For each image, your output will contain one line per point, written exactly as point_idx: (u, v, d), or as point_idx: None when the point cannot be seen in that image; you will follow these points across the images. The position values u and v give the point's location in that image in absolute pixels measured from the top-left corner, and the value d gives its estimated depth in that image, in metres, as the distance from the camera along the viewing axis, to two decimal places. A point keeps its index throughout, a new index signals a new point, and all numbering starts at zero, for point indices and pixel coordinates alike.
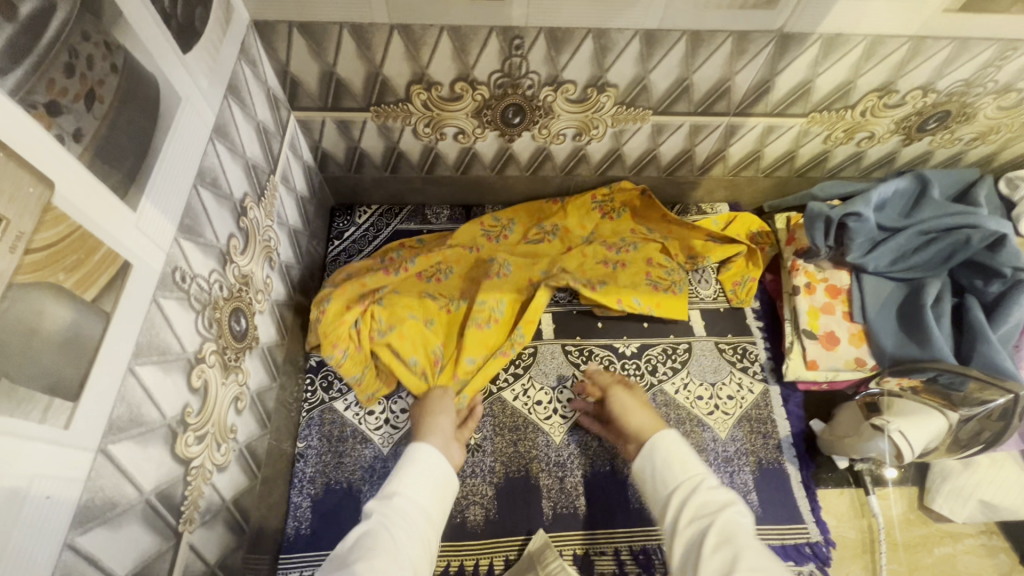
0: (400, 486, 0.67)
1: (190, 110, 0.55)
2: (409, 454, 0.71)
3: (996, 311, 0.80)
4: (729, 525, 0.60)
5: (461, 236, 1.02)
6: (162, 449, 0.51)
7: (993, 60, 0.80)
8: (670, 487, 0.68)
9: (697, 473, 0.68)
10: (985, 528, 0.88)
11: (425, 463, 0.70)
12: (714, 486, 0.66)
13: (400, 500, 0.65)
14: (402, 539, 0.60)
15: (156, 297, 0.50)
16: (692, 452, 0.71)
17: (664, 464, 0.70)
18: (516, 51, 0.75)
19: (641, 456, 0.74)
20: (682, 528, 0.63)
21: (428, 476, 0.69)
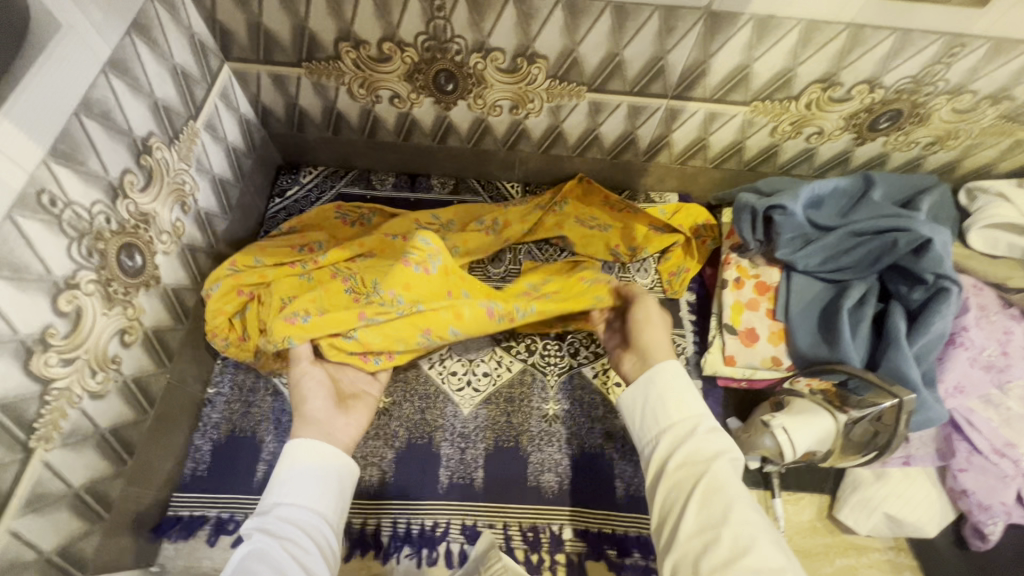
0: (285, 495, 0.62)
1: (76, 41, 0.55)
2: (284, 461, 0.65)
3: (919, 319, 0.77)
4: (719, 474, 0.56)
5: (388, 229, 0.96)
6: (10, 364, 0.52)
7: (941, 56, 0.76)
8: (661, 425, 0.63)
9: (694, 414, 0.63)
10: (895, 544, 0.85)
11: (306, 462, 0.65)
12: (711, 429, 0.61)
13: (284, 510, 0.60)
14: (286, 550, 0.55)
15: (11, 214, 0.51)
16: (691, 392, 0.64)
17: (659, 402, 0.64)
18: (438, 12, 0.75)
19: (637, 384, 0.67)
20: (668, 471, 0.59)
21: (316, 476, 0.64)
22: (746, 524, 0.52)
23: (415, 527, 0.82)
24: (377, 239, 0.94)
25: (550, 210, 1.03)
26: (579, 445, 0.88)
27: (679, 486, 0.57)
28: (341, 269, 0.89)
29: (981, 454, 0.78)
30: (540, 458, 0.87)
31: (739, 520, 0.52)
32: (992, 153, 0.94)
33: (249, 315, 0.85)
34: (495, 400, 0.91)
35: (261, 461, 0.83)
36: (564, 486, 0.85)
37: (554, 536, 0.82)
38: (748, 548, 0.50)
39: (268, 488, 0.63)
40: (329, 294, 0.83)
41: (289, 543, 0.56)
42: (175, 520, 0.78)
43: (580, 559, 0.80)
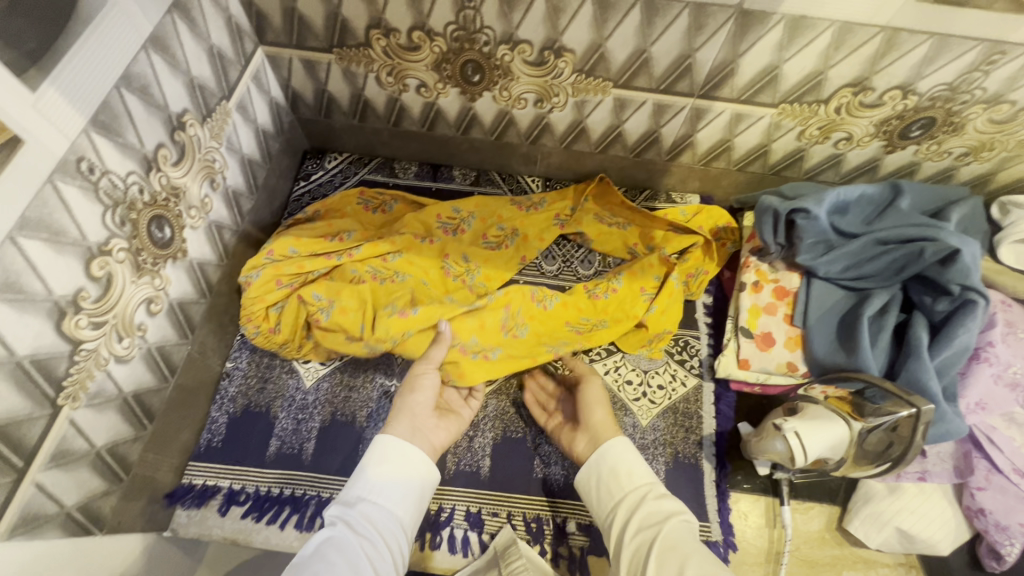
0: (368, 492, 0.60)
1: (121, 16, 0.58)
2: (377, 454, 0.63)
3: (942, 331, 0.75)
4: (671, 531, 0.53)
5: (414, 224, 0.99)
6: (44, 322, 0.54)
7: (978, 63, 0.74)
8: (616, 497, 0.61)
9: (644, 482, 0.61)
10: (906, 561, 0.83)
11: (394, 462, 0.63)
12: (661, 494, 0.59)
13: (369, 507, 0.59)
14: (366, 553, 0.54)
15: (51, 178, 0.53)
16: (641, 460, 0.63)
17: (611, 473, 0.62)
18: (468, 3, 0.75)
19: (589, 462, 0.65)
20: (627, 541, 0.56)
21: (399, 480, 0.62)
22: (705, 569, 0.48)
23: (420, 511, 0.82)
24: (408, 240, 0.95)
25: (572, 219, 1.03)
26: None
27: (640, 551, 0.54)
28: (380, 273, 0.92)
29: (1001, 474, 0.76)
30: (548, 451, 0.87)
31: (697, 568, 0.48)
32: None
33: (286, 307, 0.87)
34: (506, 391, 0.91)
35: (274, 436, 0.85)
36: (570, 480, 0.85)
37: (558, 529, 0.82)
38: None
39: (355, 477, 0.62)
40: (397, 303, 0.89)
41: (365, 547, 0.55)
42: (189, 488, 0.81)
43: (583, 554, 0.81)
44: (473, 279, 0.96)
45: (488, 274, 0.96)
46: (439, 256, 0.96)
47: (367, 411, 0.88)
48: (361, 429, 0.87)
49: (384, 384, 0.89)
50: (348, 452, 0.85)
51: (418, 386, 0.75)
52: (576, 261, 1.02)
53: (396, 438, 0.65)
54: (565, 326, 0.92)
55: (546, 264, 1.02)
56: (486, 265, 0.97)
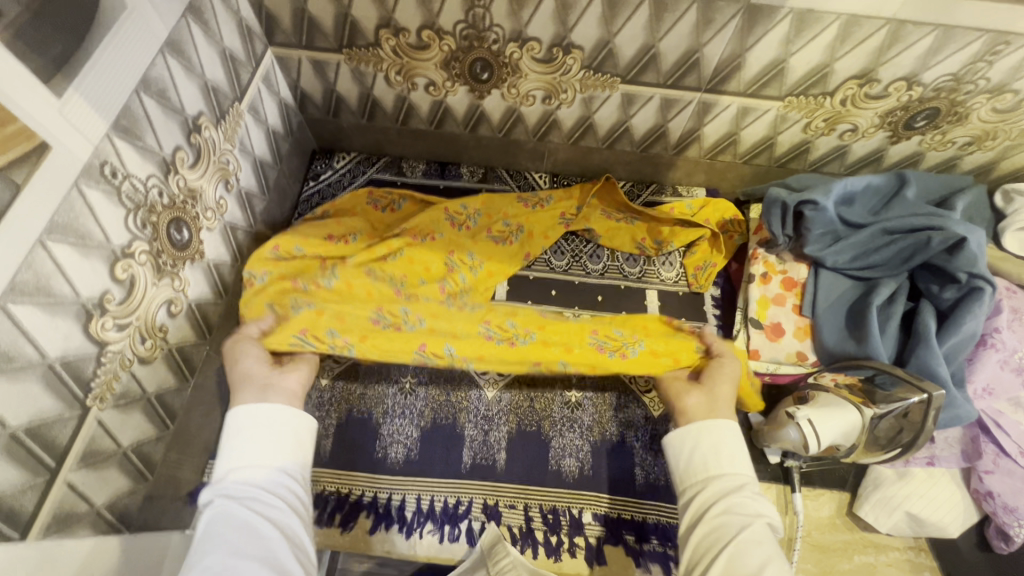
0: (239, 462, 0.59)
1: (139, 22, 0.58)
2: (236, 424, 0.61)
3: (950, 318, 0.76)
4: (760, 528, 0.55)
5: (419, 224, 0.97)
6: (72, 324, 0.55)
7: (982, 54, 0.75)
8: (708, 473, 0.62)
9: (744, 473, 0.61)
10: (915, 544, 0.85)
11: (258, 422, 0.61)
12: (757, 491, 0.60)
13: (249, 470, 0.58)
14: (254, 511, 0.54)
15: (77, 182, 0.53)
16: (744, 451, 0.63)
17: (711, 449, 0.63)
18: (478, 2, 0.76)
19: (687, 429, 0.65)
20: (708, 517, 0.58)
21: (275, 432, 0.61)
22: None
23: (439, 504, 0.84)
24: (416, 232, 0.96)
25: (576, 217, 1.03)
26: (599, 433, 0.89)
27: (718, 532, 0.56)
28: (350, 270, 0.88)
29: (1008, 457, 0.77)
30: (562, 443, 0.88)
31: (777, 573, 0.51)
32: None
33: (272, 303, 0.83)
34: (519, 385, 0.92)
35: None
36: (584, 472, 0.87)
37: (574, 520, 0.83)
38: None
39: (221, 453, 0.60)
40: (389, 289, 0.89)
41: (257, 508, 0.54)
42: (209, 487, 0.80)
43: (599, 543, 0.82)
44: (476, 274, 0.96)
45: (490, 271, 0.97)
46: (443, 250, 0.95)
47: (383, 408, 0.90)
48: (378, 425, 0.89)
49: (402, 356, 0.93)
50: (366, 446, 0.87)
51: (242, 357, 0.71)
52: (585, 256, 1.03)
53: (246, 404, 0.63)
54: (585, 338, 0.81)
55: (555, 259, 1.03)
56: (490, 262, 0.97)
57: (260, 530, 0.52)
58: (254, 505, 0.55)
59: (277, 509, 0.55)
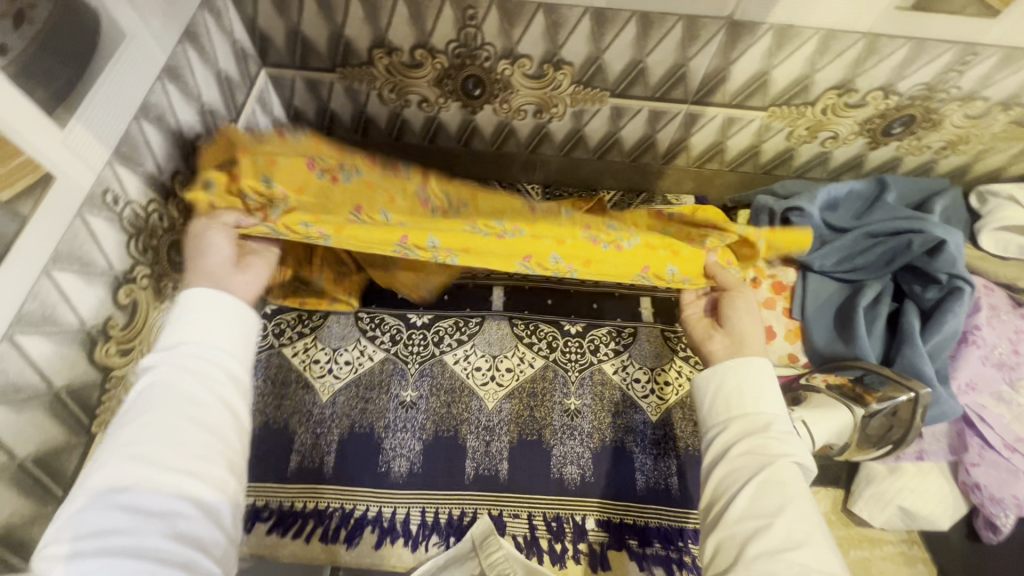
0: (185, 334, 0.52)
1: (138, 49, 0.59)
2: (193, 297, 0.54)
3: (932, 318, 0.79)
4: (785, 469, 0.53)
5: None
6: (77, 351, 0.55)
7: (953, 64, 0.79)
8: (732, 415, 0.59)
9: (771, 412, 0.58)
10: (907, 537, 0.88)
11: (205, 305, 0.54)
12: (785, 430, 0.57)
13: (190, 349, 0.51)
14: (196, 391, 0.49)
15: (81, 211, 0.54)
16: (773, 390, 0.60)
17: (734, 391, 0.60)
18: (470, 21, 0.78)
19: (713, 370, 0.62)
20: (732, 456, 0.56)
21: (224, 322, 0.54)
22: (803, 520, 0.50)
23: (443, 516, 0.85)
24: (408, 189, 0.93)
25: None
26: (599, 439, 0.91)
27: (738, 471, 0.54)
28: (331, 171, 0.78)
29: (994, 450, 0.80)
30: (563, 451, 0.90)
31: (796, 516, 0.50)
32: (1002, 158, 0.97)
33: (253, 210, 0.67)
34: (518, 395, 0.93)
35: (294, 452, 0.87)
36: (586, 478, 0.88)
37: (577, 526, 0.85)
38: (803, 545, 0.47)
39: (170, 322, 0.53)
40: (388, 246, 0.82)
41: (182, 402, 0.48)
42: None
43: (602, 549, 0.83)
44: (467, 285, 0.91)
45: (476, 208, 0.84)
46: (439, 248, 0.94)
47: (384, 422, 0.90)
48: (380, 440, 0.89)
49: (401, 367, 0.95)
50: (369, 461, 0.88)
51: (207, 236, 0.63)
52: None
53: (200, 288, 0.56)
54: (578, 232, 0.76)
55: None
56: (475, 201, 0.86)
57: (181, 431, 0.46)
58: (184, 392, 0.49)
59: (205, 407, 0.49)
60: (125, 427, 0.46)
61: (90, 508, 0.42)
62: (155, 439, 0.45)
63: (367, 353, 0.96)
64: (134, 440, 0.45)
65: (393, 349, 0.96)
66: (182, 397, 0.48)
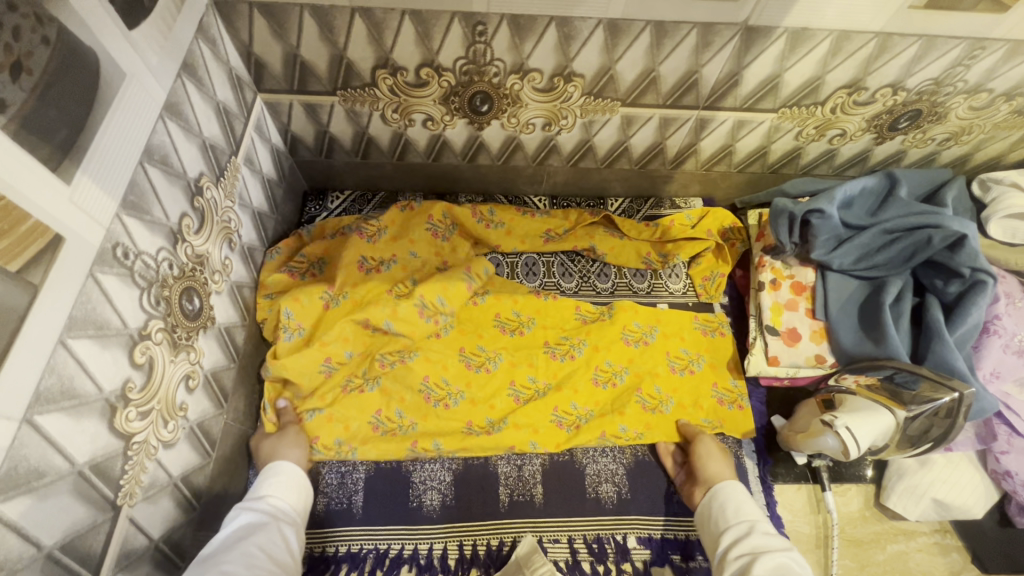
0: (265, 489, 0.71)
1: (138, 89, 0.54)
2: (276, 465, 0.75)
3: (956, 311, 0.80)
4: (782, 563, 0.64)
5: (422, 245, 0.97)
6: (98, 424, 0.51)
7: (963, 58, 0.79)
8: (726, 528, 0.73)
9: (752, 519, 0.73)
10: (940, 527, 0.89)
11: (286, 470, 0.75)
12: (767, 530, 0.70)
13: (271, 501, 0.70)
14: (269, 539, 0.64)
15: (92, 271, 0.50)
16: (749, 501, 0.76)
17: (721, 508, 0.76)
18: (479, 37, 0.75)
19: (704, 499, 0.80)
20: (730, 558, 0.69)
21: (295, 482, 0.74)
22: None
23: (482, 548, 0.82)
24: (423, 265, 0.96)
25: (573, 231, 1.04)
26: (631, 454, 0.89)
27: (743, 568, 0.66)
28: (357, 370, 0.88)
29: (1021, 436, 0.81)
30: (596, 469, 0.88)
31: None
32: (1001, 146, 0.99)
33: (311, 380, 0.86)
34: None
35: (320, 494, 0.84)
36: (622, 495, 0.86)
37: (619, 546, 0.83)
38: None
39: (254, 487, 0.72)
40: (420, 379, 0.88)
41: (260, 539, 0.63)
42: None
43: (646, 567, 0.82)
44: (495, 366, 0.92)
45: (511, 363, 0.92)
46: (489, 317, 0.95)
47: (411, 454, 0.87)
48: (408, 473, 0.86)
49: None
50: (399, 497, 0.84)
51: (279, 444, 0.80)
52: (593, 276, 1.03)
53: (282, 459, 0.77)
54: (550, 414, 0.89)
55: (564, 281, 1.02)
56: (508, 353, 0.93)
57: (260, 558, 0.60)
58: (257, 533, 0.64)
59: (274, 541, 0.64)
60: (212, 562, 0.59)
61: None
62: (240, 561, 0.59)
63: None
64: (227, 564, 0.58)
65: None
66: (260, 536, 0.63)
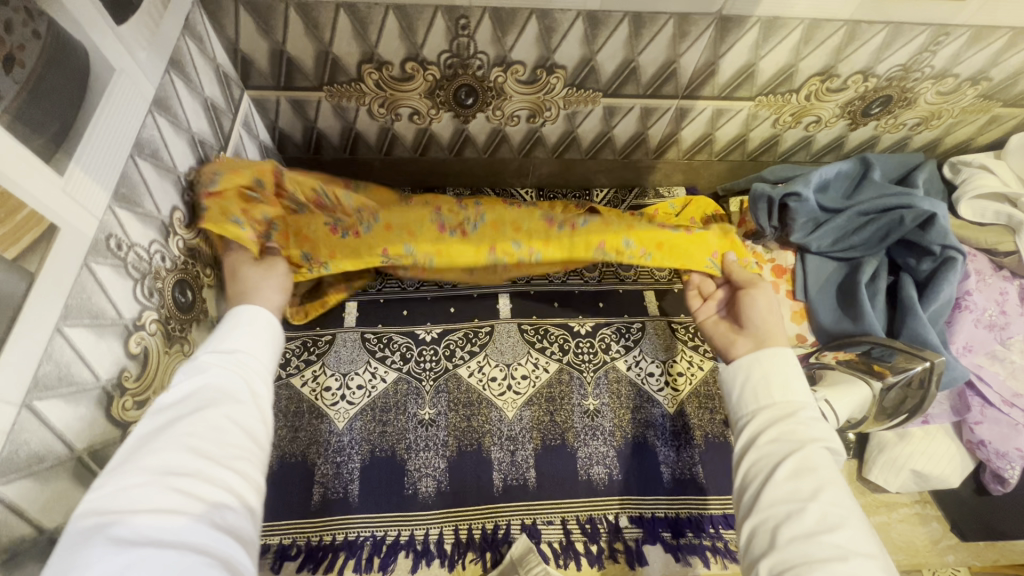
0: (232, 341, 0.56)
1: (128, 84, 0.56)
2: (245, 312, 0.60)
3: (929, 288, 0.83)
4: (812, 457, 0.53)
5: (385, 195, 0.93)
6: (96, 411, 0.52)
7: (928, 44, 0.82)
8: (760, 406, 0.60)
9: (796, 400, 0.59)
10: (920, 498, 0.92)
11: (250, 319, 0.60)
12: (811, 416, 0.57)
13: (242, 356, 0.56)
14: (238, 402, 0.52)
15: (87, 260, 0.51)
16: (799, 378, 0.60)
17: (761, 382, 0.61)
18: (462, 31, 0.77)
19: (739, 362, 0.64)
20: (759, 445, 0.57)
21: (265, 338, 0.59)
22: (837, 505, 0.49)
23: (478, 532, 0.84)
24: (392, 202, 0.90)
25: None
26: (622, 436, 0.91)
27: (768, 457, 0.55)
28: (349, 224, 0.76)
29: (993, 407, 0.84)
30: (588, 452, 0.90)
31: (830, 500, 0.50)
32: (970, 130, 1.03)
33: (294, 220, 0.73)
34: (537, 401, 0.93)
35: (316, 484, 0.85)
36: (613, 477, 0.88)
37: (611, 525, 0.85)
38: (836, 529, 0.48)
39: (217, 333, 0.57)
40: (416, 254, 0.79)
41: (228, 402, 0.51)
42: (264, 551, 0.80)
43: (638, 545, 0.84)
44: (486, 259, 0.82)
45: (495, 223, 0.80)
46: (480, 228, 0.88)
47: (405, 443, 0.88)
48: (403, 461, 0.87)
49: (416, 385, 0.93)
50: (395, 484, 0.86)
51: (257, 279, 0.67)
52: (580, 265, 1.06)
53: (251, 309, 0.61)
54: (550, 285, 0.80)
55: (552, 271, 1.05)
56: (492, 211, 0.81)
57: (233, 434, 0.49)
58: (221, 393, 0.51)
59: (241, 403, 0.52)
60: (163, 440, 0.46)
61: (147, 484, 0.43)
62: (208, 433, 0.47)
63: (379, 375, 0.94)
64: (188, 429, 0.47)
65: (405, 368, 0.95)
66: (230, 401, 0.51)
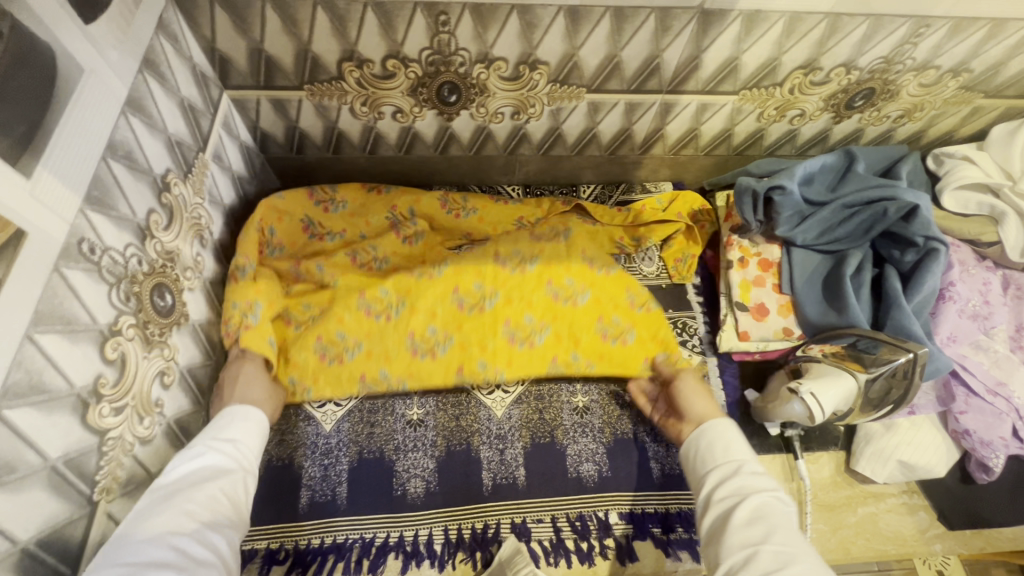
0: (230, 431, 0.69)
1: (98, 84, 0.54)
2: (242, 410, 0.72)
3: (914, 279, 0.84)
4: (763, 506, 0.64)
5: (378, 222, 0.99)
6: (71, 419, 0.51)
7: (909, 36, 0.82)
8: (711, 465, 0.73)
9: (740, 457, 0.72)
10: (907, 488, 0.92)
11: (246, 414, 0.72)
12: (754, 471, 0.70)
13: (238, 444, 0.68)
14: (231, 483, 0.63)
15: (56, 265, 0.49)
16: (739, 438, 0.75)
17: (709, 445, 0.75)
18: (442, 27, 0.76)
19: (693, 436, 0.79)
20: (715, 500, 0.68)
21: (257, 425, 0.72)
22: (788, 545, 0.59)
23: (467, 531, 0.83)
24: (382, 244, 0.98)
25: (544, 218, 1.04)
26: (611, 433, 0.91)
27: (723, 510, 0.67)
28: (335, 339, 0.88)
29: (978, 396, 0.85)
30: (577, 450, 0.90)
31: (781, 541, 0.60)
32: (952, 121, 1.03)
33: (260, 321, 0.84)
34: (526, 399, 0.93)
35: (303, 487, 0.84)
36: (603, 473, 0.88)
37: (601, 522, 0.85)
38: (788, 563, 0.57)
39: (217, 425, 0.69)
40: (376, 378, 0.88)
41: (221, 478, 0.63)
42: (253, 554, 0.80)
43: (628, 541, 0.84)
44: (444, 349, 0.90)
45: (462, 344, 0.90)
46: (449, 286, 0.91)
47: (393, 444, 0.88)
48: (391, 462, 0.87)
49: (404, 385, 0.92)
50: (383, 485, 0.85)
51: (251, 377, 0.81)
52: None
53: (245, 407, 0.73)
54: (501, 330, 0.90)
55: None
56: (459, 332, 0.90)
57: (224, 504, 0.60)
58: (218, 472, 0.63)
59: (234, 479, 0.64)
60: (162, 509, 0.56)
61: (148, 542, 0.53)
62: (202, 502, 0.59)
63: None
64: (188, 499, 0.58)
65: None
66: (223, 475, 0.63)
